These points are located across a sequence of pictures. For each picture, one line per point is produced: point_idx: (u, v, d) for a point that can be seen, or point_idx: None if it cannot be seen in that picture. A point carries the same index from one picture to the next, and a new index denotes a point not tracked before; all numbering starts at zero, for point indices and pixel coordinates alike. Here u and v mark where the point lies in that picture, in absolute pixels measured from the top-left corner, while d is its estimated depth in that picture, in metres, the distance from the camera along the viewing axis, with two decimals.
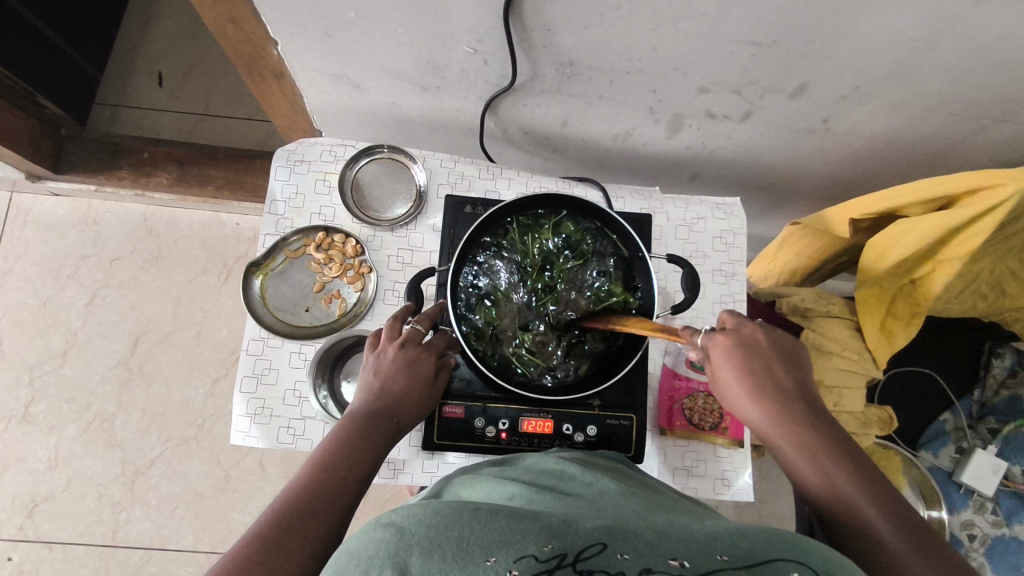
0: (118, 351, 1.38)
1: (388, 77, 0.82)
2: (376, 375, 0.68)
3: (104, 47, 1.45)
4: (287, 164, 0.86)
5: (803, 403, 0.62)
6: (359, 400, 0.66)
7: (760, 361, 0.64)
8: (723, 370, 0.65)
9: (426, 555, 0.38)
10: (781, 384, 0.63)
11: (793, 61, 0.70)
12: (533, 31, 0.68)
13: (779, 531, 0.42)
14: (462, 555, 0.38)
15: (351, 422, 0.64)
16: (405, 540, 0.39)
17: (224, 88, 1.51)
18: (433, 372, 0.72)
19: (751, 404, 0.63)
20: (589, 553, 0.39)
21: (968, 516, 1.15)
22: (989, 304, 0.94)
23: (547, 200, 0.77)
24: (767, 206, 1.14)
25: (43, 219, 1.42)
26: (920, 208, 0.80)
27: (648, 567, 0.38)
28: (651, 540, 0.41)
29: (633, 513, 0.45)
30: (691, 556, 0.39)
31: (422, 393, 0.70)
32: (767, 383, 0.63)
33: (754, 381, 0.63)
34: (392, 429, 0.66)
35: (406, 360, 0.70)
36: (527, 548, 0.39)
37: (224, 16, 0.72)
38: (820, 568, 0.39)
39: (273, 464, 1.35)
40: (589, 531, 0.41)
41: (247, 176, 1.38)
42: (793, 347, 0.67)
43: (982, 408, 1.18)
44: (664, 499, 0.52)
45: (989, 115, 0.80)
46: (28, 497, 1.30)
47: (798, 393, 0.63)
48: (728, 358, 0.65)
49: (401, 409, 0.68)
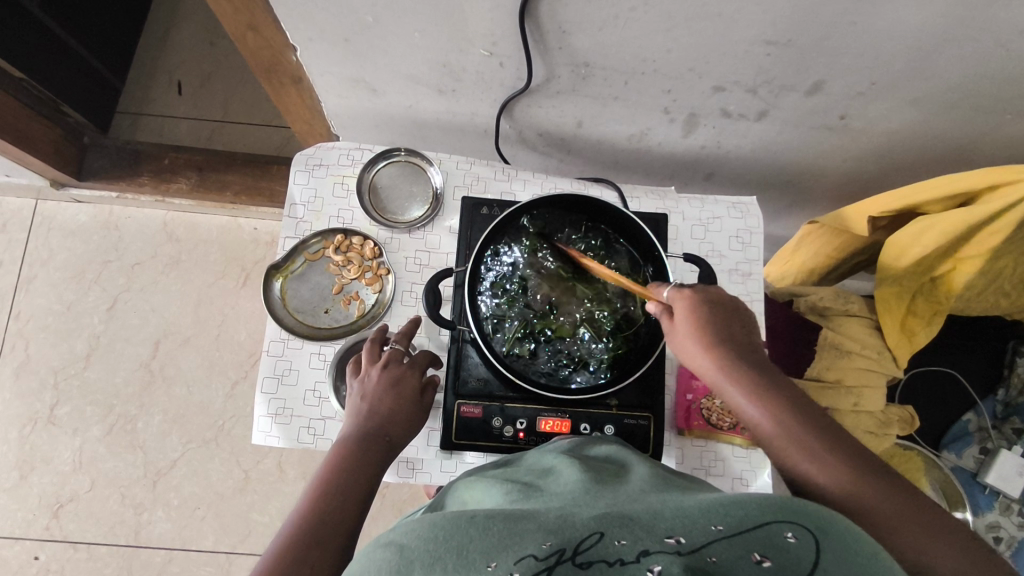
0: (140, 354, 1.40)
1: (404, 80, 0.83)
2: (363, 399, 0.70)
3: (125, 56, 1.48)
4: (306, 168, 0.87)
5: (755, 356, 0.60)
6: (349, 424, 0.68)
7: (720, 318, 0.62)
8: (683, 326, 0.62)
9: (428, 569, 0.39)
10: (737, 340, 0.61)
11: (809, 58, 0.70)
12: (547, 33, 0.69)
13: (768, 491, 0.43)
14: (462, 564, 0.39)
15: (343, 446, 0.65)
16: (407, 558, 0.41)
17: (242, 94, 1.54)
18: (420, 389, 0.73)
19: (706, 359, 0.60)
20: (588, 543, 0.39)
21: (994, 518, 1.12)
22: (1010, 301, 0.93)
23: (609, 214, 0.78)
24: (784, 205, 1.13)
25: (67, 226, 1.46)
26: (939, 206, 0.79)
27: (646, 548, 0.38)
28: (647, 520, 0.41)
29: (627, 497, 0.46)
30: (688, 532, 0.40)
31: (412, 408, 0.71)
32: (733, 343, 0.60)
33: (715, 341, 0.60)
34: (386, 446, 0.67)
35: (391, 378, 0.72)
36: (526, 548, 0.39)
37: (245, 24, 0.73)
38: (813, 526, 0.40)
39: (291, 465, 1.37)
40: (585, 522, 0.41)
41: (265, 181, 1.40)
42: (739, 306, 0.64)
43: (1007, 408, 1.14)
44: (661, 478, 0.53)
45: (1010, 111, 0.79)
46: (53, 497, 1.32)
47: (748, 349, 0.61)
48: (691, 316, 0.62)
49: (392, 427, 0.69)
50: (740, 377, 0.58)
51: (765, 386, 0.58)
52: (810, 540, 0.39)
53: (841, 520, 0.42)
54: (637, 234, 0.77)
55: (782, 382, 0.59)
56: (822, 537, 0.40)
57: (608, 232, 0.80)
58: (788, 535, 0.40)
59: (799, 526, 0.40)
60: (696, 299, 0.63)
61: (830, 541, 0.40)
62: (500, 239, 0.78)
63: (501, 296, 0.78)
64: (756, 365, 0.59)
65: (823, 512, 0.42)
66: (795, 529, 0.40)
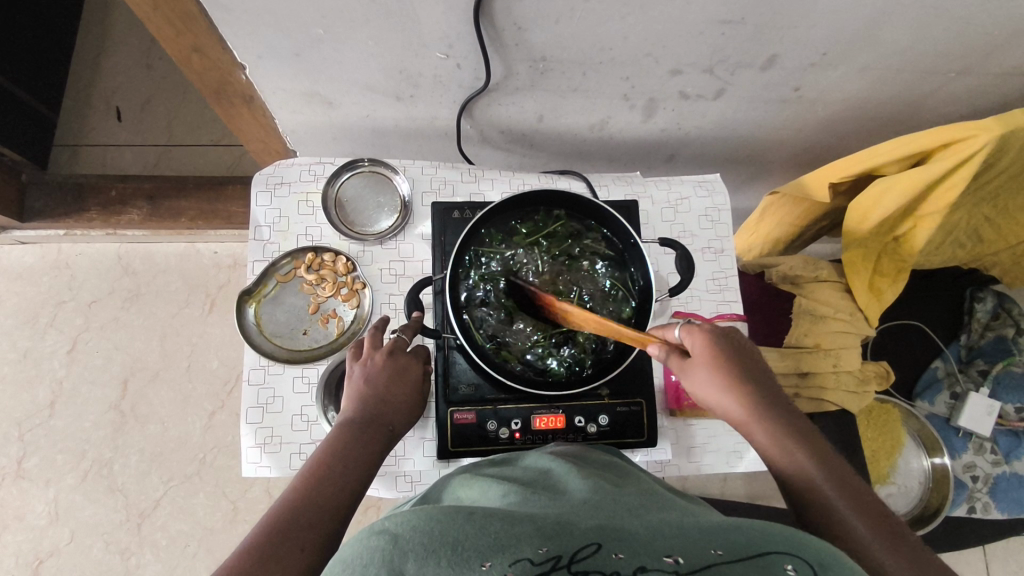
0: (109, 395, 1.35)
1: (360, 90, 0.81)
2: (365, 382, 0.69)
3: (55, 87, 1.41)
4: (267, 188, 0.85)
5: (779, 400, 0.64)
6: (352, 407, 0.67)
7: (736, 354, 0.66)
8: (697, 356, 0.64)
9: (421, 561, 0.38)
10: (757, 379, 0.65)
11: (761, 35, 0.71)
12: (503, 30, 0.68)
13: (771, 525, 0.43)
14: (457, 561, 0.38)
15: (344, 432, 0.64)
16: (400, 547, 0.39)
17: (187, 116, 1.48)
18: (422, 379, 0.74)
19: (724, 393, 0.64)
20: (585, 553, 0.39)
21: (968, 458, 1.20)
22: (968, 252, 0.97)
23: (577, 202, 0.78)
24: (745, 179, 1.16)
25: (13, 269, 1.39)
26: (896, 166, 0.82)
27: (643, 565, 0.39)
28: (645, 538, 0.41)
29: (626, 511, 0.46)
30: (686, 552, 0.40)
31: (410, 397, 0.71)
32: (750, 380, 0.64)
33: (735, 376, 0.63)
34: (388, 435, 0.67)
35: (396, 366, 0.72)
36: (522, 551, 0.39)
37: (189, 46, 0.70)
38: (814, 561, 0.40)
39: (281, 490, 1.34)
40: (583, 531, 0.41)
41: (220, 203, 1.35)
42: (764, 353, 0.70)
43: (971, 351, 1.21)
44: (656, 494, 0.53)
45: (952, 69, 0.82)
46: (31, 554, 1.27)
47: (771, 393, 0.65)
48: (706, 350, 0.64)
49: (396, 418, 0.69)
50: (753, 410, 0.63)
51: (784, 427, 0.61)
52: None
53: (842, 556, 0.41)
54: (622, 235, 0.77)
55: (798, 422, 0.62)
56: (822, 571, 0.39)
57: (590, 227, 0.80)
58: (787, 567, 0.39)
59: (799, 561, 0.40)
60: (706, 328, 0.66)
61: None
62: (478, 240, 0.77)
63: (495, 285, 0.77)
64: (780, 413, 0.63)
65: (826, 546, 0.42)
66: (796, 563, 0.40)
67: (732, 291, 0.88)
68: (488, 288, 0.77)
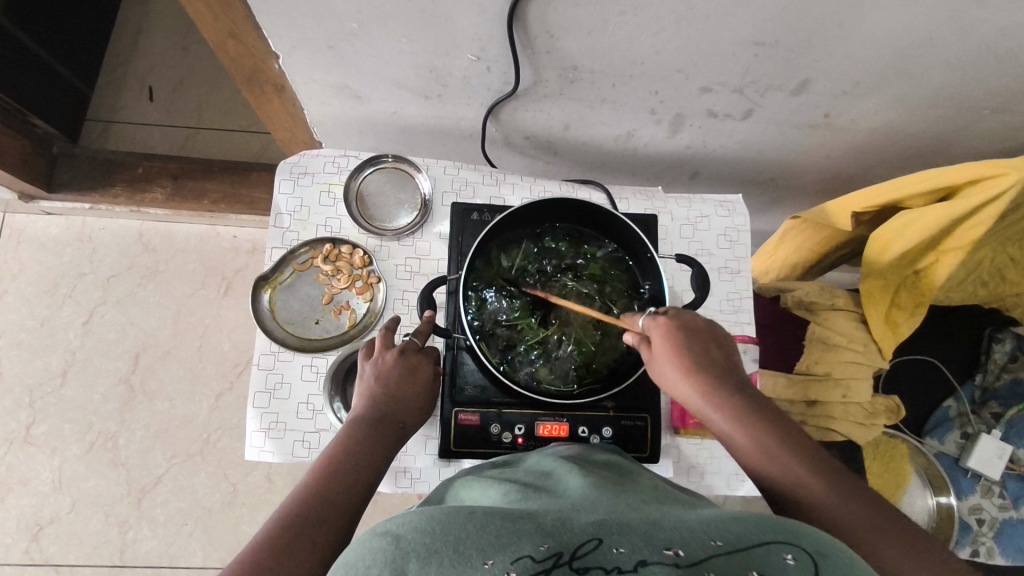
0: (119, 369, 1.37)
1: (389, 85, 0.82)
2: (376, 380, 0.69)
3: (91, 62, 1.44)
4: (291, 177, 0.86)
5: (739, 383, 0.63)
6: (362, 405, 0.68)
7: (697, 341, 0.65)
8: (663, 351, 0.65)
9: (423, 562, 0.38)
10: (716, 363, 0.64)
11: (794, 60, 0.71)
12: (535, 37, 0.68)
13: (769, 515, 0.43)
14: (458, 560, 0.38)
15: (355, 430, 0.65)
16: (402, 549, 0.39)
17: (217, 100, 1.50)
18: (433, 378, 0.74)
19: (687, 385, 0.63)
20: (585, 550, 0.39)
21: (975, 500, 1.17)
22: (989, 291, 0.95)
23: (587, 212, 0.78)
24: (766, 201, 1.15)
25: (37, 239, 1.41)
26: (924, 199, 0.81)
27: (643, 558, 0.38)
28: (645, 530, 0.41)
29: (625, 507, 0.46)
30: (686, 544, 0.40)
31: (424, 397, 0.72)
32: (710, 366, 0.64)
33: (696, 366, 0.64)
34: (399, 432, 0.68)
35: (407, 365, 0.72)
36: (523, 549, 0.38)
37: (225, 31, 0.72)
38: (811, 548, 0.40)
39: (281, 476, 1.35)
40: (582, 526, 0.41)
41: (244, 188, 1.36)
42: (721, 331, 0.68)
43: (984, 393, 1.20)
44: (659, 491, 0.52)
45: (986, 108, 0.81)
46: (33, 519, 1.29)
47: (731, 375, 0.64)
48: (668, 342, 0.65)
49: (407, 415, 0.70)
50: (716, 400, 0.62)
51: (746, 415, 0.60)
52: (808, 562, 0.39)
53: (842, 547, 0.41)
54: (638, 248, 0.76)
55: (758, 405, 0.61)
56: (821, 560, 0.39)
57: (609, 244, 0.81)
58: (786, 557, 0.39)
59: (799, 550, 0.40)
60: (674, 324, 0.66)
61: (829, 563, 0.40)
62: (494, 246, 0.78)
63: (507, 286, 0.78)
64: (741, 396, 0.62)
65: (828, 539, 0.42)
66: (795, 552, 0.40)
67: (746, 313, 0.88)
68: (501, 294, 0.78)
